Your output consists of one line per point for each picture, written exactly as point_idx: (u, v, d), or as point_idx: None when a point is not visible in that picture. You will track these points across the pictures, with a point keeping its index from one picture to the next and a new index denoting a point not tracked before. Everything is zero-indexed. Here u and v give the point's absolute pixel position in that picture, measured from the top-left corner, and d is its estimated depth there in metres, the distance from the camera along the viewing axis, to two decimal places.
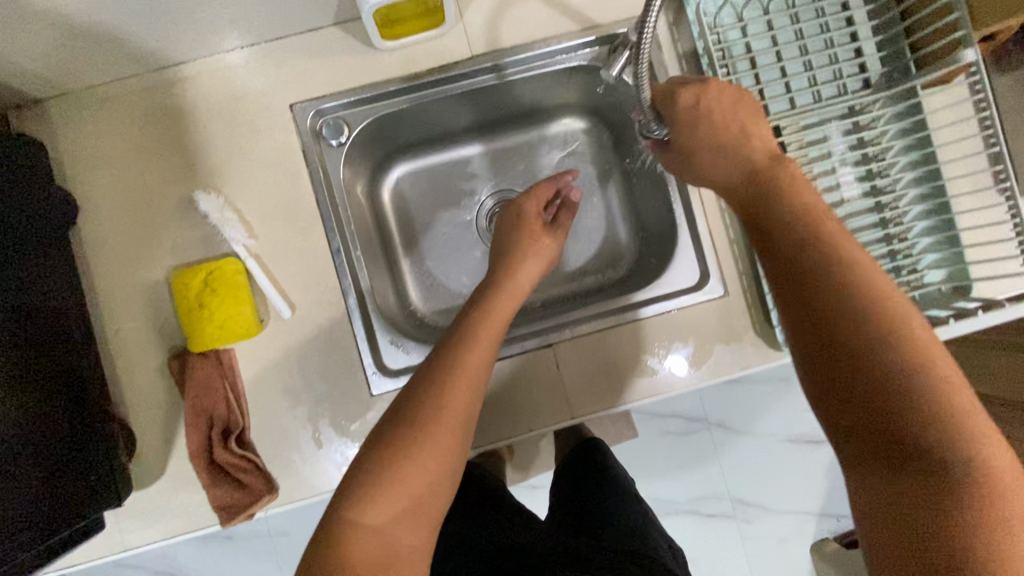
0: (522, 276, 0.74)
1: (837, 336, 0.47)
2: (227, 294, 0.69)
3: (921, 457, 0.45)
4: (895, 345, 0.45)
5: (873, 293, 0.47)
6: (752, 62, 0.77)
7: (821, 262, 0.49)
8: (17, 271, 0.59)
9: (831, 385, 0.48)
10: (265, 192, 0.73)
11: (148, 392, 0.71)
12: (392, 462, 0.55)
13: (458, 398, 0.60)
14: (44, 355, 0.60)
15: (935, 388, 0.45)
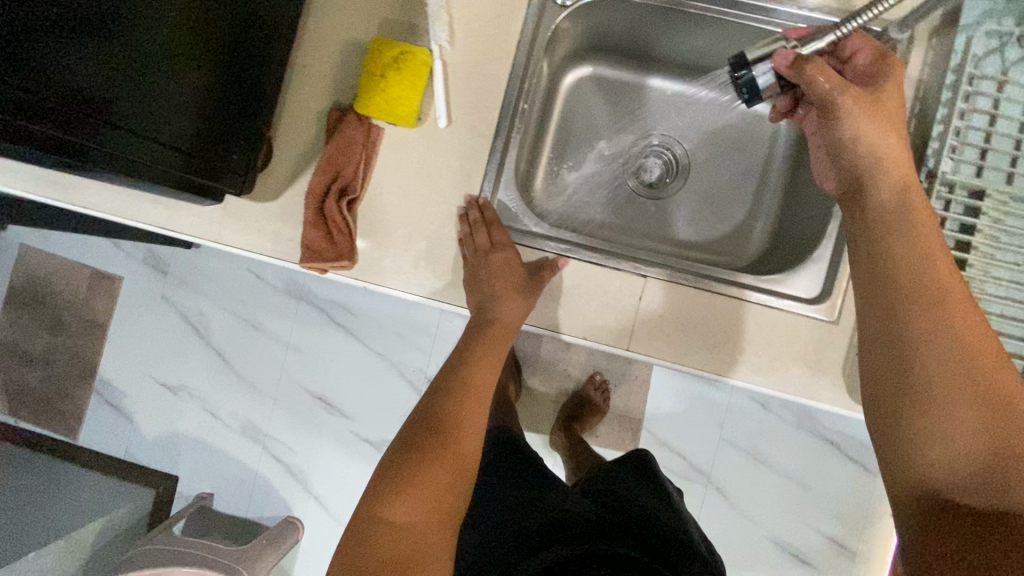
0: (512, 308, 0.74)
1: (907, 340, 0.52)
2: (409, 78, 0.74)
3: (986, 479, 0.48)
4: (968, 367, 0.50)
5: (952, 293, 0.53)
6: (992, 121, 0.70)
7: (915, 277, 0.54)
8: None
9: (891, 386, 0.53)
10: (482, 12, 0.77)
11: (302, 127, 0.78)
12: (415, 465, 0.65)
13: (472, 419, 0.72)
14: (248, 31, 0.68)
15: (1003, 417, 0.49)
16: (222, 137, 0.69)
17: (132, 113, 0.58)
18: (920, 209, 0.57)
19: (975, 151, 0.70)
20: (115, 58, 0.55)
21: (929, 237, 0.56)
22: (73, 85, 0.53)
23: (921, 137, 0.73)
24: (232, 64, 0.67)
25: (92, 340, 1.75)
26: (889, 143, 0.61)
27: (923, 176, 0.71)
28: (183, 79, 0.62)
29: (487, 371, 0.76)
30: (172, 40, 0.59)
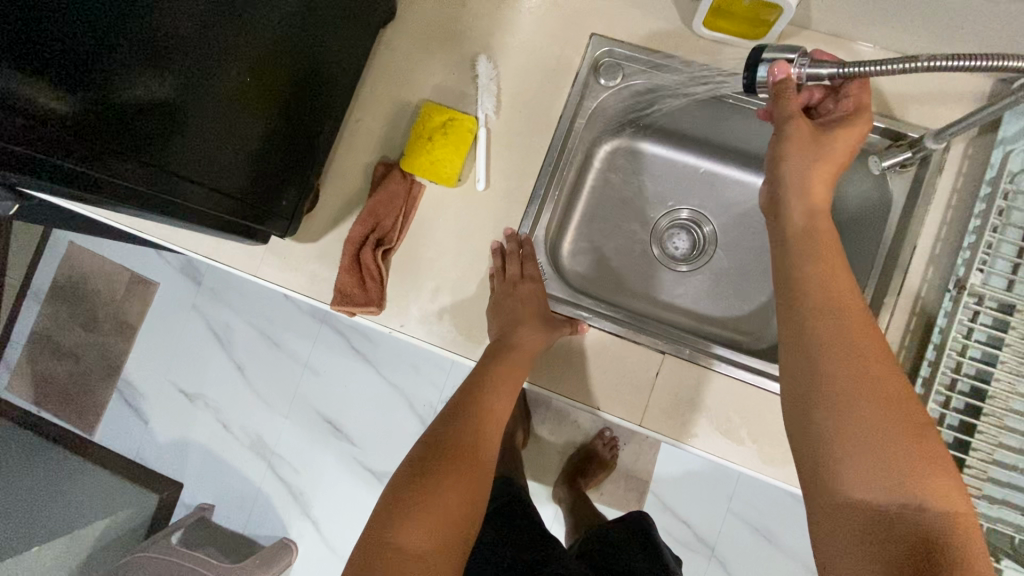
0: (531, 338, 0.74)
1: (813, 355, 0.53)
2: (453, 142, 0.78)
3: (893, 476, 0.49)
4: (868, 371, 0.51)
5: (850, 303, 0.54)
6: None
7: (817, 297, 0.55)
8: (333, 35, 0.74)
9: (799, 400, 0.53)
10: (528, 85, 0.81)
11: (348, 177, 0.83)
12: (431, 486, 0.64)
13: (483, 446, 0.70)
14: (306, 95, 0.74)
15: (901, 416, 0.50)
16: (277, 184, 0.75)
17: (206, 159, 0.63)
18: (820, 232, 0.59)
19: (1005, 264, 0.70)
20: (201, 110, 0.60)
21: (828, 257, 0.57)
22: (164, 133, 0.58)
23: (951, 244, 0.73)
24: (289, 123, 0.73)
25: (122, 340, 1.82)
26: (811, 178, 0.61)
27: (954, 285, 0.70)
28: (253, 132, 0.68)
29: (503, 399, 0.74)
30: (250, 97, 0.65)
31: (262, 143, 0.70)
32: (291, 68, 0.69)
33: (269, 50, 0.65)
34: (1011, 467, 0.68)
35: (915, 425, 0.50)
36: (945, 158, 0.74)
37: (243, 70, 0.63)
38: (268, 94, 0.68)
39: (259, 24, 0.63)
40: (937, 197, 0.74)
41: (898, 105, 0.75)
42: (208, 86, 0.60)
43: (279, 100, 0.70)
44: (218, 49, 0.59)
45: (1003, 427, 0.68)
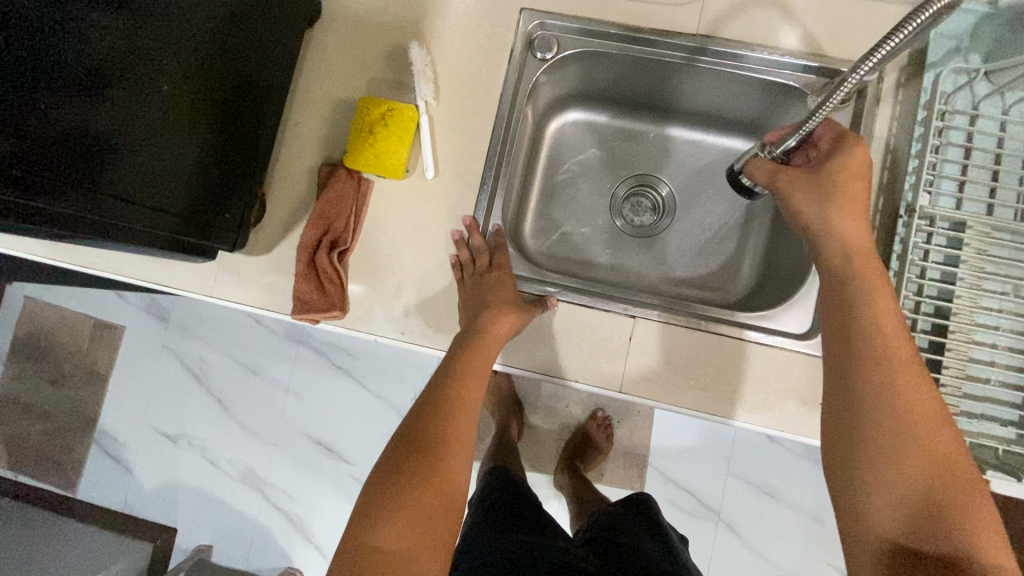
0: (503, 321, 0.73)
1: (853, 396, 0.54)
2: (396, 133, 0.76)
3: (926, 526, 0.49)
4: (909, 419, 0.52)
5: (896, 349, 0.54)
6: (965, 155, 0.73)
7: (862, 336, 0.55)
8: (260, 34, 0.71)
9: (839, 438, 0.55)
10: (464, 68, 0.80)
11: (293, 183, 0.81)
12: (405, 483, 0.62)
13: (457, 438, 0.67)
14: (242, 102, 0.72)
15: (940, 466, 0.50)
16: (220, 198, 0.72)
17: (136, 175, 0.60)
18: (861, 271, 0.59)
19: (950, 184, 0.72)
20: (123, 121, 0.57)
21: (876, 293, 0.57)
22: (81, 145, 0.54)
23: (898, 171, 0.74)
24: (227, 132, 0.70)
25: (94, 390, 1.75)
26: (839, 229, 0.62)
27: (904, 211, 0.71)
28: (188, 143, 0.65)
29: (473, 386, 0.71)
30: (179, 105, 0.63)
31: (200, 154, 0.67)
32: (223, 72, 0.67)
33: (192, 53, 0.62)
34: (984, 380, 0.69)
35: (954, 475, 0.50)
36: (880, 89, 0.76)
37: (165, 77, 0.60)
38: (199, 102, 0.65)
39: (178, 25, 0.60)
40: (877, 127, 0.75)
41: (830, 42, 0.76)
42: (127, 95, 0.57)
43: (211, 106, 0.67)
44: (134, 54, 0.57)
45: (970, 342, 0.69)
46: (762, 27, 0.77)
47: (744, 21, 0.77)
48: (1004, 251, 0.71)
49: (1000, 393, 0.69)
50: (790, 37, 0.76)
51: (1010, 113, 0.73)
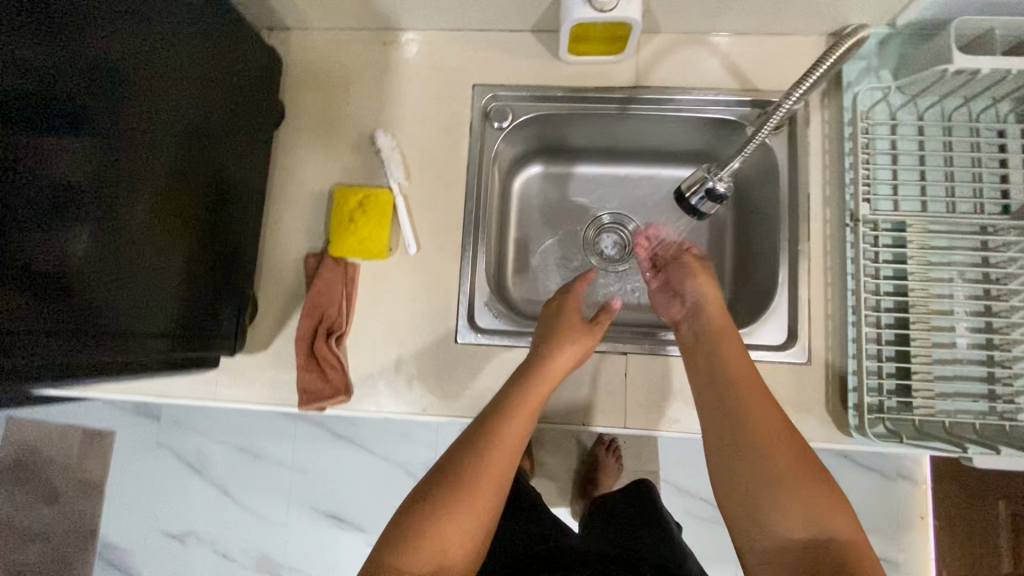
0: (567, 351, 0.75)
1: (730, 425, 0.68)
2: (375, 217, 0.80)
3: (804, 519, 0.62)
4: (770, 436, 0.66)
5: (748, 382, 0.70)
6: (894, 160, 0.80)
7: (721, 377, 0.71)
8: (229, 144, 0.75)
9: (731, 473, 0.66)
10: (429, 146, 0.85)
11: (280, 278, 0.83)
12: (435, 510, 0.63)
13: (497, 470, 0.67)
14: (222, 212, 0.75)
15: (801, 467, 0.64)
16: (211, 303, 0.74)
17: (138, 301, 0.62)
18: (715, 326, 0.76)
19: (885, 189, 0.79)
20: (124, 252, 0.59)
21: (724, 342, 0.74)
22: (93, 284, 0.56)
23: (837, 183, 0.81)
24: (212, 243, 0.73)
25: (90, 501, 1.70)
26: (712, 298, 0.80)
27: (849, 219, 0.78)
28: (178, 259, 0.67)
29: (522, 419, 0.70)
30: (169, 226, 0.65)
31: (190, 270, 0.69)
32: (201, 188, 0.70)
33: (176, 175, 0.65)
34: (950, 361, 0.75)
35: (813, 473, 0.64)
36: (809, 112, 0.83)
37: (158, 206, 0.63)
38: (186, 219, 0.68)
39: (163, 152, 0.63)
40: (812, 146, 0.82)
41: (757, 76, 0.83)
42: (126, 227, 0.59)
43: (195, 221, 0.70)
44: (130, 188, 0.59)
45: (930, 328, 0.76)
46: (694, 72, 0.84)
47: (678, 68, 0.84)
48: (940, 242, 0.78)
49: (967, 371, 0.75)
50: (721, 78, 0.84)
51: (925, 117, 0.81)
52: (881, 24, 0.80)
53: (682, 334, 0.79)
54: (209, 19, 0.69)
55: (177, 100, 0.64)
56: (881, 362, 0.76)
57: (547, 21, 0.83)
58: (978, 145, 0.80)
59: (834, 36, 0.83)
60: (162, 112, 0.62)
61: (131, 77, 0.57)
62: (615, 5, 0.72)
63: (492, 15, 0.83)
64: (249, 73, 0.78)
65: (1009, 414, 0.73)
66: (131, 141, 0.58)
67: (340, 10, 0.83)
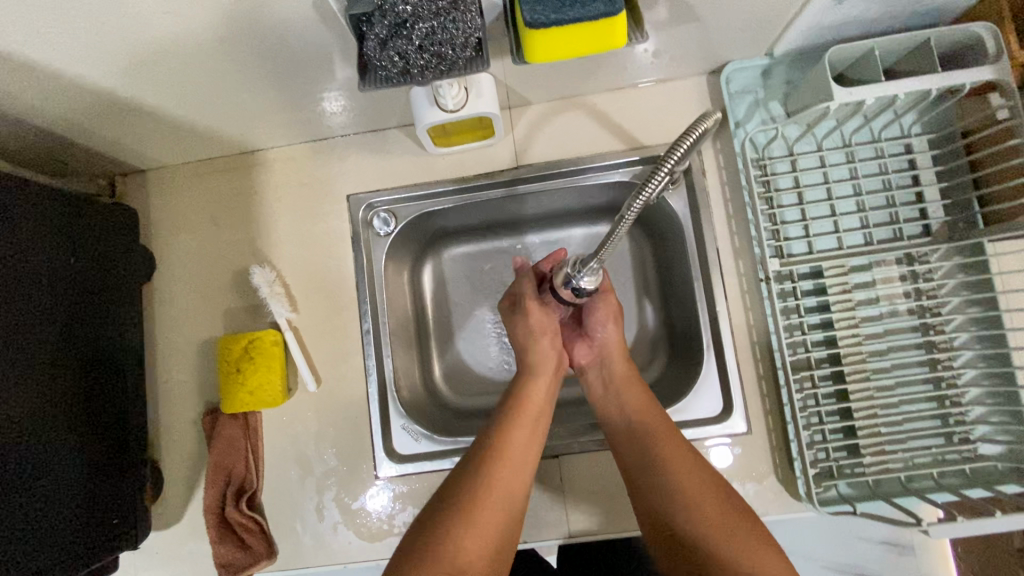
0: (536, 391, 0.68)
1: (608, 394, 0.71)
2: (264, 363, 0.74)
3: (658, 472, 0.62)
4: (633, 402, 0.68)
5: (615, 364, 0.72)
6: (800, 196, 0.75)
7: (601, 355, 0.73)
8: (95, 331, 0.70)
9: (635, 452, 0.65)
10: (313, 270, 0.79)
11: (182, 442, 0.78)
12: (452, 530, 0.56)
13: (489, 517, 0.58)
14: (105, 403, 0.70)
15: (659, 426, 0.65)
16: (105, 490, 0.68)
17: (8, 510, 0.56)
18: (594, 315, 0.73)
19: (796, 231, 0.74)
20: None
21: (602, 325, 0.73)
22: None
23: (745, 231, 0.75)
24: (97, 442, 0.68)
25: None
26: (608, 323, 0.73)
27: (763, 274, 0.71)
28: (55, 451, 0.62)
29: (528, 437, 0.64)
30: (35, 421, 0.60)
31: (75, 484, 0.64)
32: (71, 394, 0.65)
33: (34, 364, 0.61)
34: (895, 406, 0.70)
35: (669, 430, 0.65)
36: (703, 161, 0.77)
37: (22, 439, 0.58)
38: (53, 408, 0.62)
39: (11, 348, 0.58)
40: (710, 196, 0.77)
41: (641, 133, 0.78)
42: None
43: (69, 404, 0.64)
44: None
45: (867, 374, 0.71)
46: (574, 139, 0.79)
47: (557, 139, 0.79)
48: (864, 279, 0.73)
49: (916, 413, 0.70)
50: (605, 140, 0.78)
51: (824, 144, 0.75)
52: (760, 55, 0.73)
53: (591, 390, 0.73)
54: (58, 195, 0.66)
55: (25, 285, 0.61)
56: (825, 420, 0.71)
57: (409, 117, 0.78)
58: (886, 164, 0.74)
59: (714, 74, 0.78)
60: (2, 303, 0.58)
61: None
62: (463, 103, 0.65)
63: (349, 121, 0.77)
64: (105, 244, 0.73)
65: (968, 455, 0.69)
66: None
67: (190, 147, 0.78)
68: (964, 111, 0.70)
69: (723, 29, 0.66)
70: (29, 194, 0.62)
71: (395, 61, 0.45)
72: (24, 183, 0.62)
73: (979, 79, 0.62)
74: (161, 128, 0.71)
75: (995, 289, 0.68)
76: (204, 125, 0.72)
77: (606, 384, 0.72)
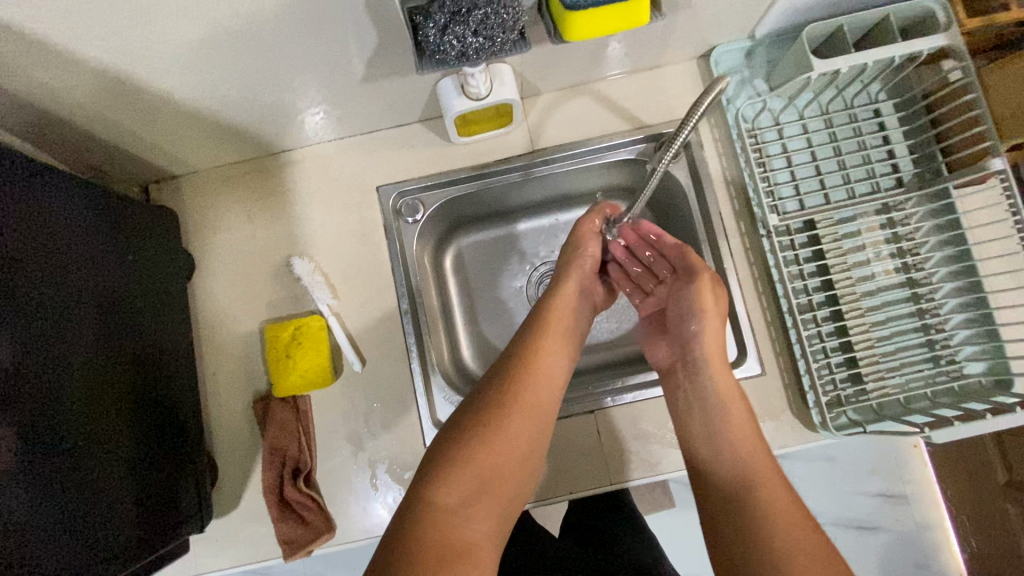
0: (560, 318, 0.74)
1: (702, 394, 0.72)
2: (311, 347, 0.79)
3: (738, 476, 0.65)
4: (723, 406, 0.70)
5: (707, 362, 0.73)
6: (789, 160, 0.84)
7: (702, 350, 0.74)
8: (152, 324, 0.74)
9: (703, 422, 0.71)
10: (349, 258, 0.84)
11: (234, 430, 0.81)
12: (476, 443, 0.62)
13: (520, 421, 0.65)
14: (166, 391, 0.74)
15: (742, 433, 0.68)
16: (170, 470, 0.71)
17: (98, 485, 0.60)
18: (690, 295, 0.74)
19: (787, 191, 0.83)
20: (65, 432, 0.57)
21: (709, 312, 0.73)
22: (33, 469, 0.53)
23: (743, 194, 0.84)
24: (163, 427, 0.72)
25: None
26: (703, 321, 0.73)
27: (763, 229, 0.80)
28: (132, 433, 0.66)
29: (548, 364, 0.70)
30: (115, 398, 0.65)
31: (150, 465, 0.68)
32: (139, 381, 0.69)
33: (111, 346, 0.65)
34: (888, 338, 0.79)
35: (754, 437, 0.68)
36: (699, 135, 0.86)
37: (106, 420, 0.62)
38: (121, 383, 0.66)
39: (93, 324, 0.63)
40: (709, 165, 0.85)
41: (642, 113, 0.86)
42: (63, 405, 0.57)
43: (140, 386, 0.69)
44: (53, 368, 0.57)
45: (861, 311, 0.79)
46: (583, 122, 0.86)
47: (567, 123, 0.86)
48: (850, 228, 0.82)
49: (908, 343, 0.79)
50: (610, 122, 0.86)
51: (805, 114, 0.84)
52: (743, 38, 0.82)
53: (675, 389, 0.76)
54: (112, 197, 0.71)
55: (94, 277, 0.65)
56: (829, 356, 0.79)
57: (431, 110, 0.84)
58: (859, 127, 0.84)
59: (703, 58, 0.87)
60: (73, 281, 0.62)
61: (59, 278, 0.60)
62: (489, 91, 0.71)
63: (375, 117, 0.82)
64: (154, 243, 0.77)
65: (955, 375, 0.77)
66: (42, 322, 0.57)
67: (224, 149, 0.82)
68: (921, 76, 0.81)
69: (712, 14, 0.75)
70: (89, 195, 0.67)
71: (452, 45, 0.53)
72: (84, 181, 0.67)
73: (935, 45, 0.72)
74: (203, 127, 0.76)
75: (963, 228, 0.78)
76: (241, 125, 0.77)
77: (693, 394, 0.73)
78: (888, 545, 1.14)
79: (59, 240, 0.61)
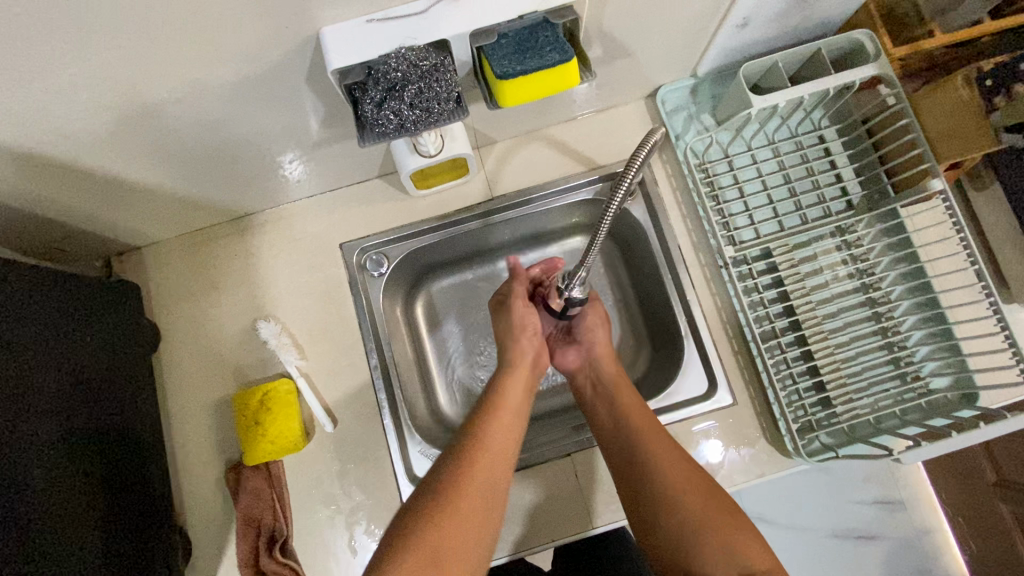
0: (513, 381, 0.73)
1: (618, 413, 0.73)
2: (281, 412, 0.77)
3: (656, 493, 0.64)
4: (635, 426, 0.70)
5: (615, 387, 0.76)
6: (741, 190, 0.86)
7: (608, 376, 0.77)
8: (127, 403, 0.74)
9: (622, 449, 0.69)
10: (316, 317, 0.84)
11: (207, 502, 0.80)
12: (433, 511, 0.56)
13: (476, 501, 0.58)
14: (143, 470, 0.74)
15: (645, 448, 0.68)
16: (147, 551, 0.70)
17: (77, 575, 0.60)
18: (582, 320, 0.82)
19: (742, 221, 0.85)
20: (26, 519, 0.55)
21: (601, 334, 0.81)
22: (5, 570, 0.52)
23: (699, 226, 0.86)
24: (141, 507, 0.71)
25: None
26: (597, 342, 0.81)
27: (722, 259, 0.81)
28: (111, 516, 0.66)
29: (502, 436, 0.65)
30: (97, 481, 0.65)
31: (129, 547, 0.67)
32: (116, 461, 0.69)
33: (89, 429, 0.66)
34: (852, 358, 0.80)
35: (676, 448, 0.68)
36: (653, 172, 0.88)
37: (85, 505, 0.62)
38: (85, 461, 0.64)
39: (71, 408, 0.64)
40: (665, 200, 0.87)
41: (596, 155, 0.88)
42: (24, 491, 0.56)
43: (116, 467, 0.69)
44: (27, 460, 0.57)
45: (824, 334, 0.81)
46: (541, 167, 0.88)
47: (524, 169, 0.88)
48: (806, 252, 0.84)
49: (873, 361, 0.80)
50: (567, 164, 0.88)
51: (752, 144, 0.87)
52: (685, 77, 0.85)
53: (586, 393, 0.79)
54: (83, 281, 0.72)
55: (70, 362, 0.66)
56: (797, 379, 0.80)
57: (388, 166, 0.85)
58: (806, 155, 0.87)
59: (650, 98, 0.89)
60: (49, 368, 0.63)
61: (36, 367, 0.61)
62: (440, 148, 0.73)
63: (334, 176, 0.84)
64: (124, 319, 0.78)
65: (920, 390, 0.78)
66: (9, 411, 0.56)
67: (183, 220, 0.83)
68: (859, 102, 0.83)
69: (652, 61, 0.78)
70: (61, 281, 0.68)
71: (390, 118, 0.55)
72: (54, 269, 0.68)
73: (866, 75, 0.75)
74: (161, 202, 0.76)
75: (916, 245, 0.80)
76: (201, 196, 0.78)
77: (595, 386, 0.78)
78: (886, 557, 1.13)
79: (34, 329, 0.62)
